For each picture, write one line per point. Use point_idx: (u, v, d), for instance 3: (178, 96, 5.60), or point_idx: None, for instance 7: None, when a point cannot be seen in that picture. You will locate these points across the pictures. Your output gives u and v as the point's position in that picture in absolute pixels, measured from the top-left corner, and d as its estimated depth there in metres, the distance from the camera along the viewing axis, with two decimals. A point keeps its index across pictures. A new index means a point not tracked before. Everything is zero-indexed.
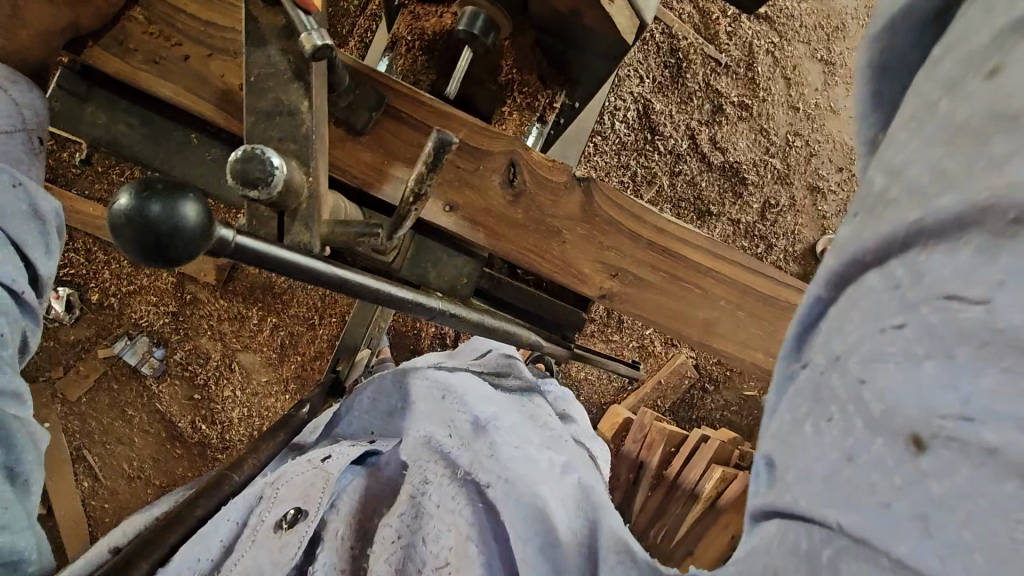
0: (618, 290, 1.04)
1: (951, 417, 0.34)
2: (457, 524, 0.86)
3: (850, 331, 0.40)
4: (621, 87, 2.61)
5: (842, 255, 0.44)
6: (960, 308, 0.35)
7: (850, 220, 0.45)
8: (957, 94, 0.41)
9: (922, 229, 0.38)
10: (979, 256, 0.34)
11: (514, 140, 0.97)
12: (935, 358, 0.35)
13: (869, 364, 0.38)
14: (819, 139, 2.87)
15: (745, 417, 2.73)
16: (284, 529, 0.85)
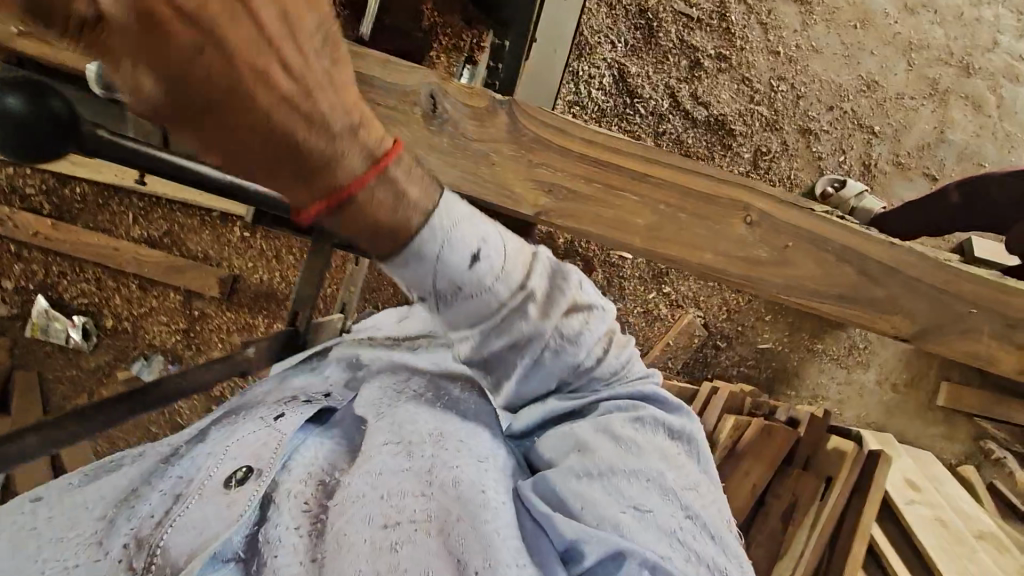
0: (553, 206, 1.15)
1: (639, 538, 0.78)
2: (443, 483, 0.81)
3: (598, 496, 0.81)
4: (593, 55, 2.59)
5: (580, 458, 0.85)
6: (639, 504, 0.81)
7: (576, 445, 0.87)
8: (606, 414, 0.89)
9: (624, 464, 0.84)
10: (644, 482, 0.83)
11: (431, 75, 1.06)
12: (635, 515, 0.80)
13: (613, 512, 0.80)
14: (804, 81, 2.78)
15: (762, 370, 2.71)
16: (232, 487, 0.80)
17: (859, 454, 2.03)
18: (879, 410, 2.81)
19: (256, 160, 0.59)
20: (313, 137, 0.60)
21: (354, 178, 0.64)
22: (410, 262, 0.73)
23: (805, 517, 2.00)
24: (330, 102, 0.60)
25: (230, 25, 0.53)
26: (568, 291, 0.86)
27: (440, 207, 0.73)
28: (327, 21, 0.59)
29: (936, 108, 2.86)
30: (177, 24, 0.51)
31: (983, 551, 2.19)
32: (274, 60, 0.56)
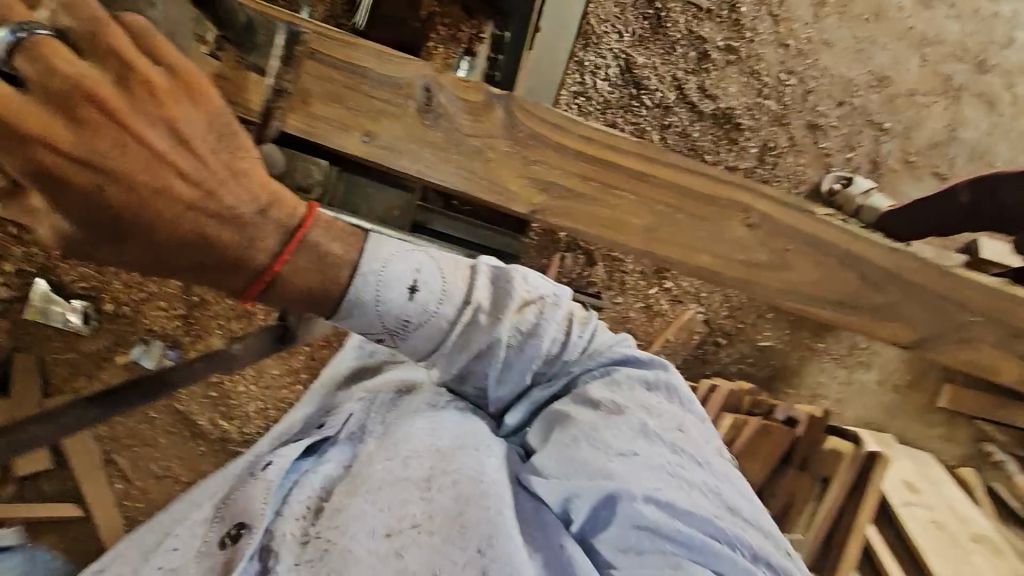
0: (548, 203, 1.14)
1: (644, 475, 0.97)
2: (442, 486, 1.02)
3: (602, 455, 0.98)
4: (599, 44, 2.53)
5: (571, 432, 1.02)
6: (634, 449, 0.99)
7: (564, 423, 1.03)
8: (579, 391, 1.07)
9: (609, 423, 1.01)
10: (629, 430, 1.01)
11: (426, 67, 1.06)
12: (638, 457, 0.98)
13: (619, 464, 0.97)
14: (814, 75, 2.72)
15: (762, 368, 2.70)
16: (228, 546, 1.08)
17: (857, 455, 2.02)
18: (878, 411, 2.80)
19: (187, 253, 0.76)
20: (227, 229, 0.77)
21: (275, 255, 0.81)
22: (353, 310, 0.88)
23: (800, 514, 2.03)
24: (233, 194, 0.77)
25: (134, 153, 0.70)
26: (515, 290, 0.97)
27: (367, 252, 0.88)
28: (220, 120, 0.76)
29: (948, 104, 2.81)
30: (81, 168, 0.67)
31: (978, 554, 2.19)
32: (176, 174, 0.73)
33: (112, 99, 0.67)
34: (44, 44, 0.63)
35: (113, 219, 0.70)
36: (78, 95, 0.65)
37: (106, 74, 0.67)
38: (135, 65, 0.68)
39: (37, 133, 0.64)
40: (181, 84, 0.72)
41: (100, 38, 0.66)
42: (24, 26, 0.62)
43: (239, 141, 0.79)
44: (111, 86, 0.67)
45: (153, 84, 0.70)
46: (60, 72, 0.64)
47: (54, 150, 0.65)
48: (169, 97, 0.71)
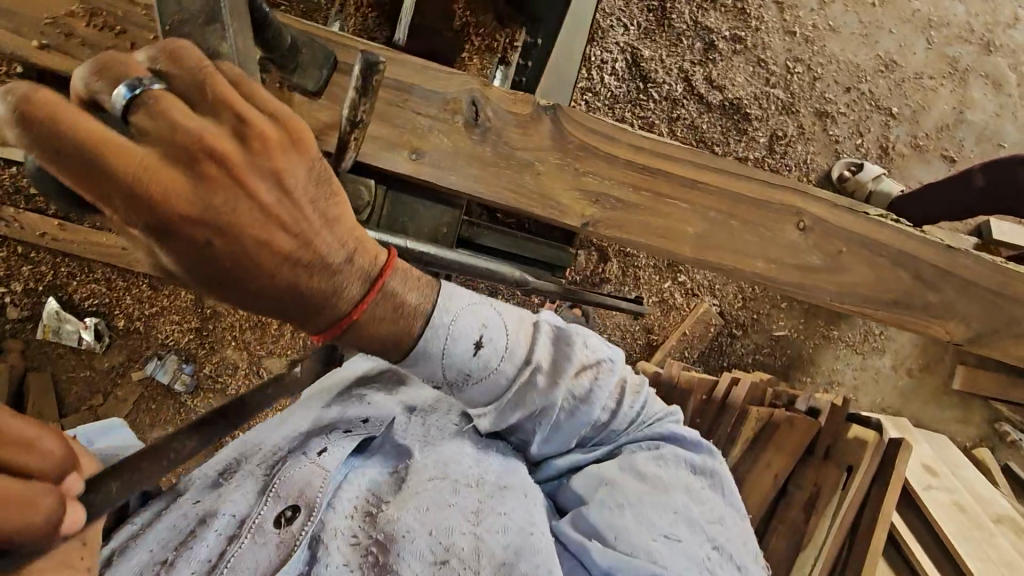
0: (602, 216, 0.96)
1: (680, 568, 0.82)
2: (491, 526, 0.81)
3: (637, 532, 0.84)
4: (605, 39, 2.48)
5: (607, 497, 0.88)
6: (673, 534, 0.85)
7: (602, 485, 0.90)
8: (626, 458, 0.92)
9: (652, 496, 0.88)
10: (671, 511, 0.87)
11: (472, 78, 0.87)
12: (675, 543, 0.84)
13: (656, 547, 0.83)
14: (821, 62, 2.70)
15: (778, 358, 2.69)
16: (282, 527, 0.81)
17: (880, 442, 1.90)
18: (895, 395, 2.80)
19: (275, 306, 0.61)
20: (318, 280, 0.62)
21: (356, 304, 0.66)
22: (419, 361, 0.74)
23: (827, 504, 1.92)
24: (328, 241, 0.63)
25: (238, 207, 0.56)
26: (576, 356, 0.87)
27: (440, 302, 0.74)
28: (320, 169, 0.63)
29: (955, 87, 2.80)
30: (183, 226, 0.54)
31: (1001, 535, 2.19)
32: (277, 227, 0.59)
33: (227, 152, 0.54)
34: (158, 97, 0.51)
35: (212, 269, 0.57)
36: (190, 153, 0.53)
37: (218, 124, 0.55)
38: (248, 115, 0.55)
39: (140, 194, 0.51)
40: (287, 130, 0.59)
41: (209, 84, 0.54)
42: (138, 81, 0.51)
43: (337, 191, 0.64)
44: (224, 134, 0.55)
45: (264, 133, 0.57)
46: (175, 125, 0.52)
47: (166, 212, 0.53)
48: (276, 146, 0.58)
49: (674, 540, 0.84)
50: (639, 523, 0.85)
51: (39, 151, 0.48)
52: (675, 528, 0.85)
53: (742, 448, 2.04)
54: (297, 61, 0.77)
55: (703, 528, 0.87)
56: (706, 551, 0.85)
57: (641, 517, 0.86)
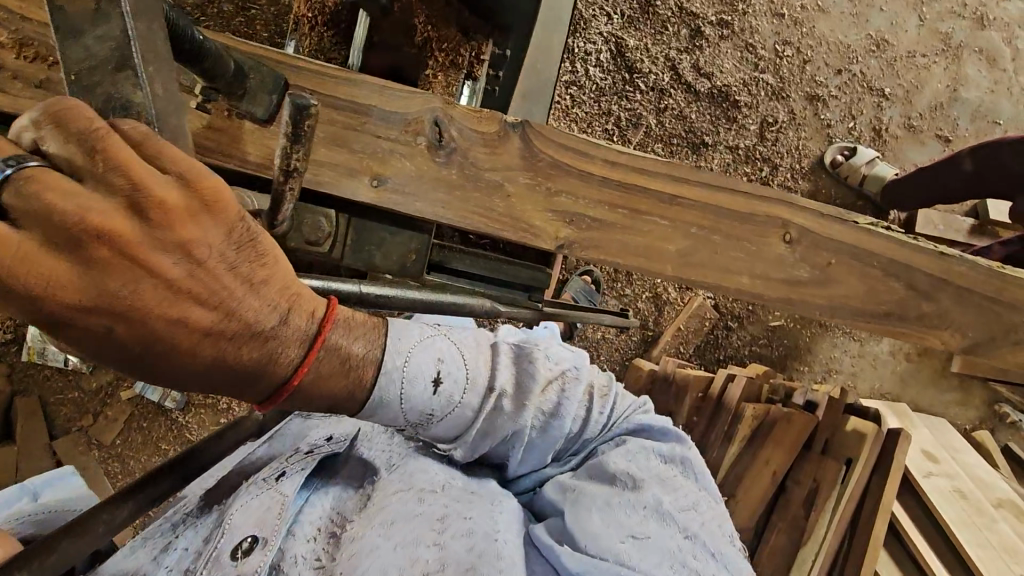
0: (577, 237, 0.82)
1: (653, 563, 0.78)
2: (456, 533, 0.78)
3: (607, 531, 0.81)
4: (588, 29, 2.33)
5: (576, 502, 0.85)
6: (644, 528, 0.81)
7: (570, 491, 0.88)
8: (593, 461, 0.91)
9: (620, 493, 0.85)
10: (641, 506, 0.83)
11: (433, 96, 0.80)
12: (647, 537, 0.80)
13: (627, 543, 0.79)
14: (812, 44, 2.60)
15: (774, 349, 2.64)
16: (239, 559, 0.75)
17: (880, 433, 1.84)
18: (893, 380, 2.77)
19: (200, 379, 0.60)
20: (247, 349, 0.61)
21: (296, 368, 0.65)
22: (377, 411, 0.74)
23: (827, 497, 1.87)
24: (254, 306, 0.60)
25: (144, 286, 0.53)
26: (539, 373, 0.85)
27: (390, 346, 0.74)
28: (241, 230, 0.58)
29: (948, 64, 2.73)
30: (80, 314, 0.50)
31: (1003, 520, 2.15)
32: (191, 302, 0.56)
33: (123, 232, 0.50)
34: (33, 177, 0.46)
35: (127, 357, 0.55)
36: (79, 239, 0.48)
37: (111, 198, 0.50)
38: (147, 186, 0.50)
39: (26, 289, 0.48)
40: (197, 194, 0.53)
41: (97, 154, 0.48)
42: (15, 159, 0.46)
43: (261, 251, 0.60)
44: (118, 212, 0.50)
45: (166, 203, 0.52)
46: (58, 211, 0.47)
47: (57, 301, 0.49)
48: (183, 215, 0.53)
49: (645, 535, 0.81)
50: (609, 523, 0.82)
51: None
52: (646, 522, 0.82)
53: (740, 446, 2.02)
54: (245, 87, 0.72)
55: (676, 519, 0.84)
56: (679, 542, 0.81)
57: (610, 516, 0.82)
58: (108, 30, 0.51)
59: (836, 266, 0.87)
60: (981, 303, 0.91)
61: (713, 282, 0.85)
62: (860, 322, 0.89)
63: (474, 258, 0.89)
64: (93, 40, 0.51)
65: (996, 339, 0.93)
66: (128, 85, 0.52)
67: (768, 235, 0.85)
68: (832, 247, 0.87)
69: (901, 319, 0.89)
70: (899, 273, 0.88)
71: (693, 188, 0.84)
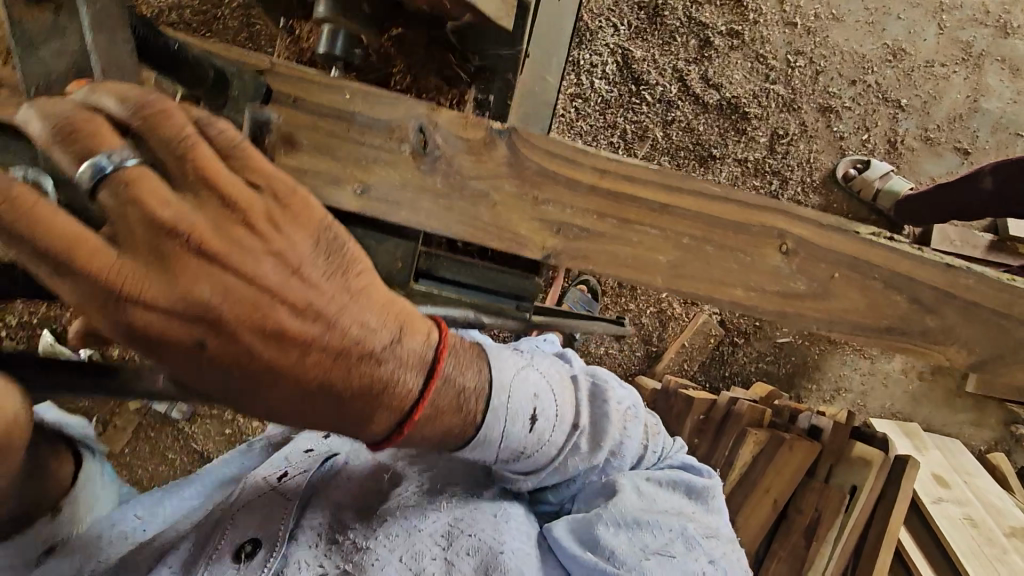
0: (564, 247, 0.80)
1: None
2: (462, 549, 0.78)
3: (632, 550, 0.79)
4: (593, 41, 2.29)
5: (599, 511, 0.82)
6: (666, 551, 0.80)
7: (595, 499, 0.85)
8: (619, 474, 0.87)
9: (645, 512, 0.82)
10: (665, 527, 0.82)
11: (418, 104, 0.79)
12: (670, 558, 0.79)
13: (649, 562, 0.78)
14: (825, 54, 2.51)
15: (782, 366, 2.50)
16: (241, 561, 0.76)
17: (886, 459, 1.77)
18: (905, 400, 2.59)
19: (302, 402, 0.64)
20: (357, 371, 0.65)
21: (417, 397, 0.68)
22: (478, 447, 0.73)
23: (829, 529, 1.80)
24: (357, 322, 0.65)
25: (237, 293, 0.59)
26: (611, 412, 0.83)
27: (494, 381, 0.73)
28: (329, 241, 0.65)
29: (969, 74, 2.64)
30: (173, 324, 0.57)
31: (1015, 552, 1.96)
32: (284, 312, 0.61)
33: (207, 238, 0.57)
34: (133, 184, 0.53)
35: (226, 366, 0.60)
36: (171, 245, 0.55)
37: (202, 209, 0.57)
38: (229, 194, 0.57)
39: (124, 292, 0.54)
40: (277, 203, 0.61)
41: (187, 168, 0.55)
42: (109, 160, 0.52)
43: (354, 261, 0.66)
44: (211, 219, 0.58)
45: (248, 209, 0.59)
46: (154, 217, 0.54)
47: (145, 306, 0.55)
48: (263, 219, 0.60)
49: (670, 558, 0.79)
50: (636, 538, 0.80)
51: (13, 245, 0.50)
52: (670, 544, 0.80)
53: (745, 468, 1.91)
54: (228, 93, 0.72)
55: (700, 543, 0.82)
56: (701, 567, 0.80)
57: (636, 531, 0.80)
58: (64, 43, 0.57)
59: (837, 279, 0.83)
60: (990, 319, 0.87)
61: (707, 295, 0.82)
62: (861, 338, 0.85)
63: (462, 269, 0.88)
64: (49, 54, 0.57)
65: (1005, 357, 0.88)
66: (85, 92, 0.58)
67: (764, 244, 0.82)
68: (830, 259, 0.83)
69: (904, 334, 0.85)
70: (902, 287, 0.84)
71: (683, 195, 0.81)
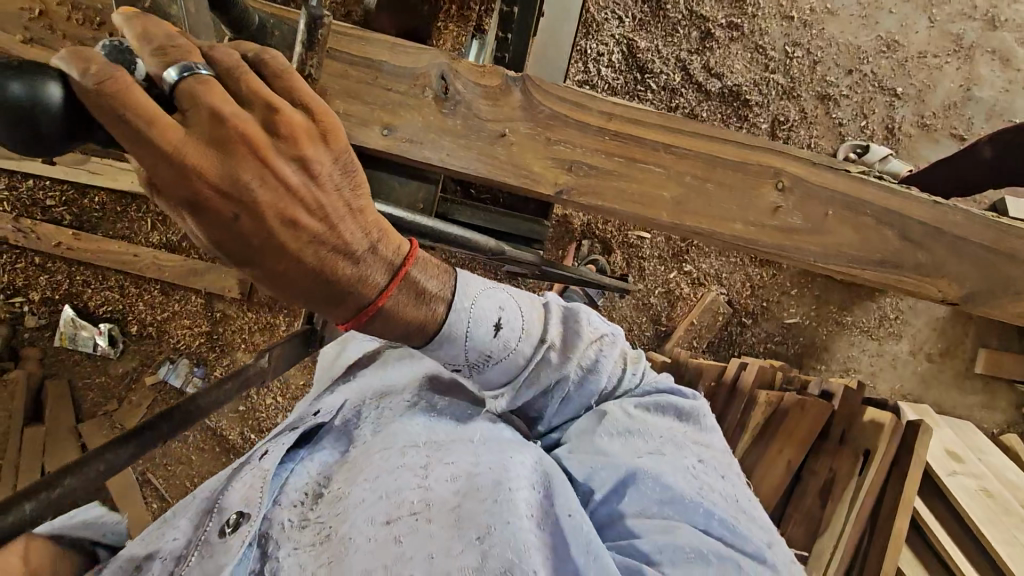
0: (575, 184, 0.86)
1: (663, 474, 0.80)
2: (441, 476, 0.80)
3: (620, 451, 0.84)
4: (600, 31, 2.38)
5: (589, 425, 0.89)
6: (653, 452, 0.84)
7: (585, 416, 0.92)
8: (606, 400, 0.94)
9: (633, 423, 0.87)
10: (652, 433, 0.86)
11: (439, 52, 0.85)
12: (658, 456, 0.83)
13: (637, 459, 0.82)
14: (821, 45, 2.58)
15: (791, 346, 2.54)
16: (228, 534, 0.76)
17: (896, 424, 1.77)
18: (914, 381, 2.62)
19: (299, 286, 0.62)
20: (341, 267, 0.63)
21: (382, 290, 0.66)
22: (444, 344, 0.75)
23: (844, 490, 1.83)
24: (351, 229, 0.63)
25: (271, 187, 0.57)
26: (584, 333, 0.88)
27: (459, 288, 0.75)
28: (347, 159, 0.63)
29: (961, 65, 2.70)
30: (216, 199, 0.55)
31: None
32: (302, 210, 0.59)
33: (259, 139, 0.55)
34: (204, 83, 0.52)
35: (243, 246, 0.58)
36: (227, 139, 0.54)
37: (253, 114, 0.55)
38: (277, 105, 0.56)
39: (189, 163, 0.52)
40: (316, 123, 0.59)
41: (242, 82, 0.55)
42: (189, 67, 0.52)
43: (359, 182, 0.65)
44: (259, 124, 0.56)
45: (290, 122, 0.57)
46: (216, 113, 0.52)
47: (210, 186, 0.54)
48: (303, 133, 0.58)
49: (658, 457, 0.83)
50: (624, 441, 0.85)
51: (102, 119, 0.48)
52: (656, 445, 0.85)
53: (748, 443, 1.94)
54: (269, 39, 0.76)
55: (687, 446, 0.86)
56: (689, 462, 0.83)
57: (622, 437, 0.86)
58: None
59: (831, 216, 0.89)
60: (979, 254, 0.92)
61: (710, 229, 0.88)
62: (856, 271, 0.90)
63: (475, 211, 0.94)
64: None
65: (994, 290, 0.93)
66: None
67: (761, 184, 0.88)
68: (824, 196, 0.89)
69: (898, 268, 0.90)
70: (893, 223, 0.90)
71: (685, 138, 0.88)
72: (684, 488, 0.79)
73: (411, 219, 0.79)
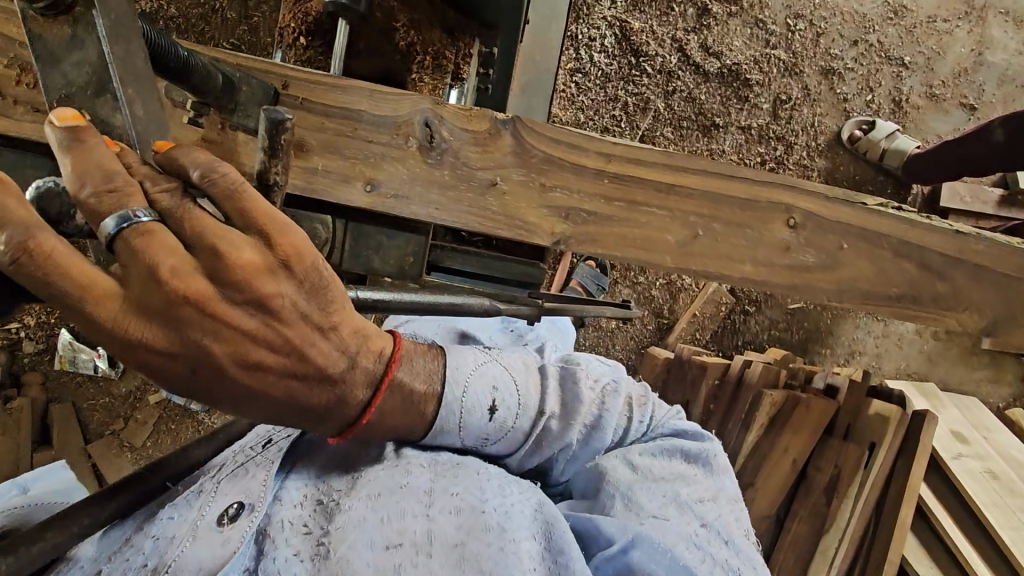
0: (574, 232, 0.81)
1: (673, 540, 0.73)
2: (444, 507, 0.70)
3: (622, 512, 0.77)
4: (590, 15, 2.26)
5: (598, 476, 0.82)
6: (660, 515, 0.77)
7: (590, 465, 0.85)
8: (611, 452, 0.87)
9: (641, 479, 0.81)
10: (658, 488, 0.80)
11: (421, 97, 0.79)
12: (666, 518, 0.76)
13: (648, 522, 0.75)
14: (826, 15, 2.44)
15: (796, 332, 2.50)
16: (225, 525, 0.70)
17: (903, 417, 1.73)
18: (920, 360, 2.58)
19: (272, 412, 0.62)
20: (317, 392, 0.63)
21: (364, 408, 0.68)
22: (439, 439, 0.77)
23: (848, 486, 1.76)
24: (325, 351, 0.62)
25: (226, 334, 0.54)
26: (583, 394, 0.85)
27: (448, 377, 0.77)
28: (317, 280, 0.58)
29: (973, 28, 2.57)
30: (166, 359, 0.52)
31: None
32: (263, 349, 0.57)
33: (201, 291, 0.51)
34: (147, 233, 0.47)
35: (201, 391, 0.57)
36: (169, 300, 0.50)
37: (200, 259, 0.51)
38: (225, 249, 0.51)
39: (125, 332, 0.49)
40: (276, 253, 0.54)
41: (186, 223, 0.50)
42: (127, 216, 0.46)
43: (332, 298, 0.61)
44: (200, 273, 0.51)
45: (241, 262, 0.52)
46: (154, 271, 0.48)
47: (151, 350, 0.51)
48: (259, 270, 0.53)
49: (668, 521, 0.76)
50: (630, 497, 0.78)
51: (37, 293, 0.45)
52: (661, 503, 0.78)
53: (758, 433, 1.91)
54: (235, 100, 0.71)
55: (696, 506, 0.79)
56: (694, 526, 0.77)
57: (628, 490, 0.79)
58: (84, 56, 0.51)
59: (846, 249, 0.85)
60: (1000, 281, 0.89)
61: (718, 272, 0.84)
62: (872, 306, 0.87)
63: (471, 260, 0.90)
64: (71, 66, 0.51)
65: (1018, 316, 0.90)
66: (107, 109, 0.52)
67: (772, 219, 0.84)
68: (839, 230, 0.85)
69: (915, 302, 0.87)
70: (911, 253, 0.87)
71: (691, 175, 0.83)
72: (693, 556, 0.73)
73: (393, 299, 0.71)
